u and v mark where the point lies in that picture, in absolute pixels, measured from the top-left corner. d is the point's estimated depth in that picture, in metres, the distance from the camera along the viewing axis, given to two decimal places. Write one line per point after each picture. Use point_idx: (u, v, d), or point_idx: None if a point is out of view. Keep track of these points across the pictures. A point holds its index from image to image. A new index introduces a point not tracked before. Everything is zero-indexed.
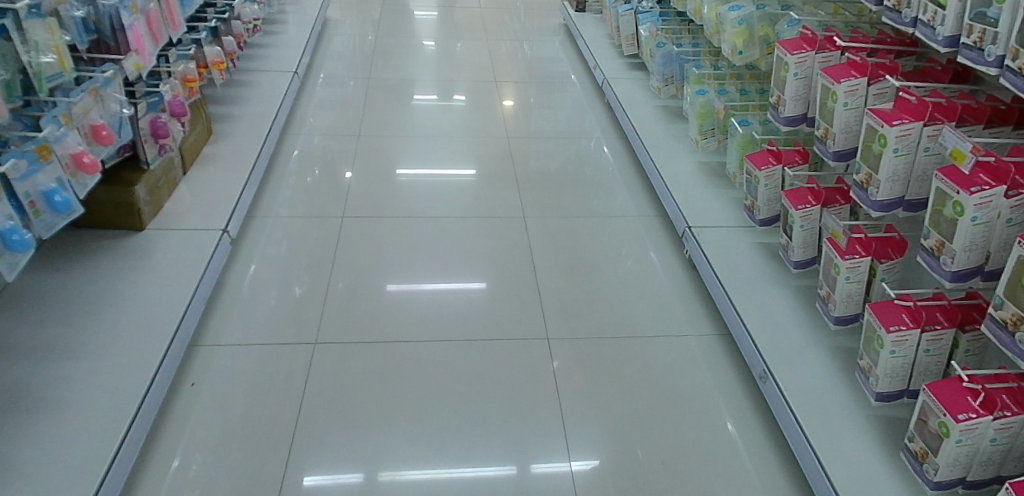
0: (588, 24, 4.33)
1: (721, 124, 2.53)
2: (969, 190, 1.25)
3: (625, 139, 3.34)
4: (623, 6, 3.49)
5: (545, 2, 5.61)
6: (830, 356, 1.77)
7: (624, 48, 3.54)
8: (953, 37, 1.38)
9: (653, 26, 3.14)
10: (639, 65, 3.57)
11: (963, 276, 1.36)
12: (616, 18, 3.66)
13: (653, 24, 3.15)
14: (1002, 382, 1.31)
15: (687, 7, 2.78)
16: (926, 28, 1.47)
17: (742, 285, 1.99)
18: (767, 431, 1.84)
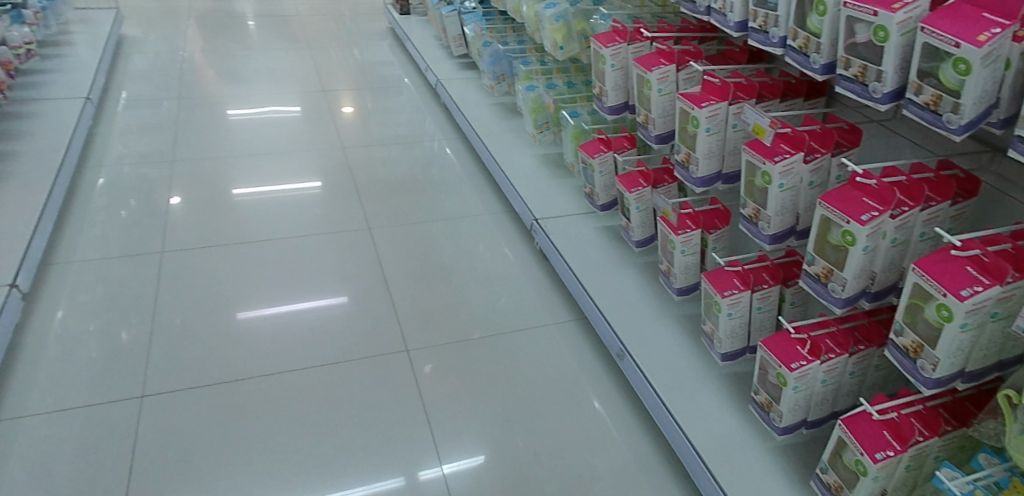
0: (415, 27, 4.29)
1: (554, 117, 2.59)
2: (773, 160, 1.38)
3: (465, 139, 3.34)
4: (446, 8, 3.49)
5: (370, 6, 5.48)
6: (676, 324, 1.88)
7: (453, 48, 3.54)
8: (742, 22, 1.52)
9: (478, 26, 3.16)
10: (469, 64, 3.59)
11: (779, 237, 1.50)
12: (440, 20, 3.65)
13: (476, 24, 3.16)
14: (824, 328, 1.48)
15: (506, 6, 2.82)
16: (719, 16, 1.59)
17: (590, 269, 2.05)
18: (630, 403, 1.92)
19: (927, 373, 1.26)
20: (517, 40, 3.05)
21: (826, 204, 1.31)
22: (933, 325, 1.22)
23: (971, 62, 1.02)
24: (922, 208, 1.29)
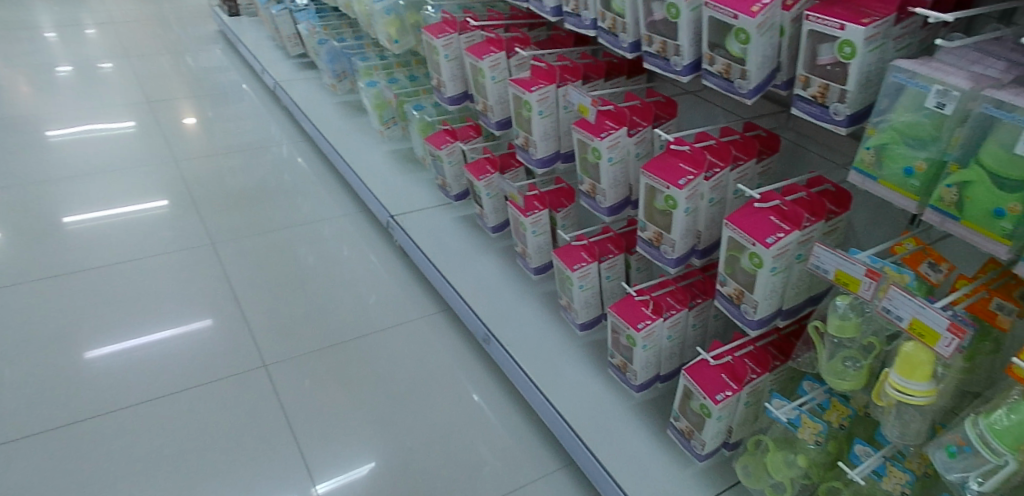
0: (248, 29, 4.09)
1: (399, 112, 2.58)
2: (599, 136, 1.48)
3: (313, 141, 3.24)
4: (276, 8, 3.34)
5: (196, 9, 5.14)
6: (536, 302, 1.95)
7: (289, 48, 3.42)
8: (557, 7, 1.58)
9: (311, 25, 3.07)
10: (309, 63, 3.48)
11: (616, 209, 1.61)
12: (272, 20, 3.51)
13: (310, 22, 3.07)
14: (664, 287, 1.63)
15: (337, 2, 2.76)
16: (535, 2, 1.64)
17: (449, 259, 2.07)
18: (501, 384, 1.97)
19: (751, 316, 1.40)
20: (354, 36, 2.99)
21: (649, 172, 1.42)
22: (749, 271, 1.35)
23: (749, 32, 1.15)
24: (732, 167, 1.43)
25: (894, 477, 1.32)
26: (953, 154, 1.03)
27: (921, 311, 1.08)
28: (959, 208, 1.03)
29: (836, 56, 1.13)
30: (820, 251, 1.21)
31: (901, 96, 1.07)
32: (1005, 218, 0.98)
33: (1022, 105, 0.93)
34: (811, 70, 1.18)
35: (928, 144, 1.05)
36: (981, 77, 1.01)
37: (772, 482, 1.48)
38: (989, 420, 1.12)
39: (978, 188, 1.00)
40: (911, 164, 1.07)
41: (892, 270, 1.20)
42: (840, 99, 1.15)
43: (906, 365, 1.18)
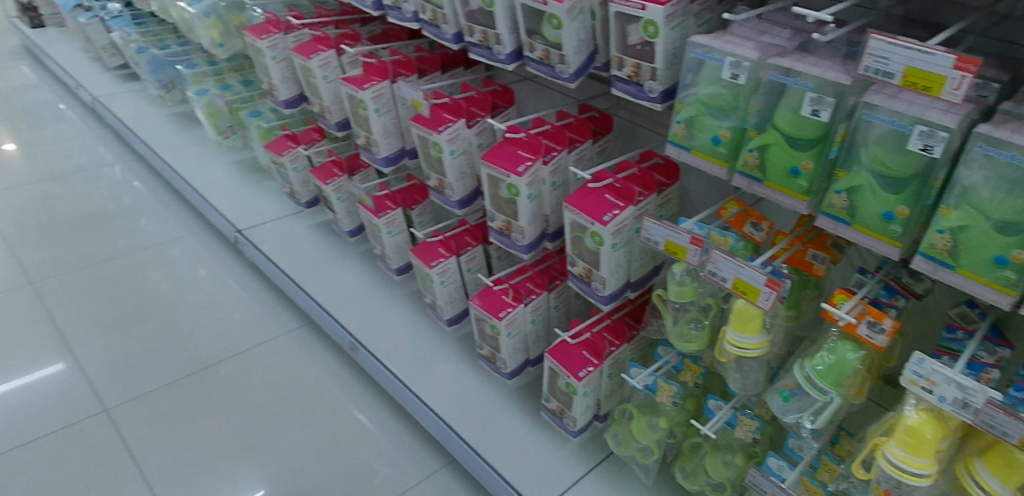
0: (55, 41, 3.74)
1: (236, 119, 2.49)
2: (438, 130, 1.46)
3: (146, 158, 3.01)
4: (84, 16, 3.14)
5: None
6: (400, 301, 1.93)
7: (106, 59, 3.21)
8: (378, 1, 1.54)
9: (126, 32, 2.88)
10: (131, 75, 3.28)
11: (466, 201, 1.60)
12: (83, 30, 3.24)
13: (125, 30, 2.89)
14: (522, 274, 1.66)
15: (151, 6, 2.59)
16: None
17: (305, 268, 2.01)
18: (373, 389, 1.94)
19: (601, 292, 1.45)
20: (177, 42, 2.84)
21: (488, 161, 1.42)
22: (593, 249, 1.39)
23: (560, 17, 1.17)
24: (569, 150, 1.46)
25: (744, 425, 1.41)
26: (751, 121, 1.09)
27: (741, 270, 1.15)
28: (762, 171, 1.10)
29: (642, 36, 1.17)
30: (649, 224, 1.25)
31: (702, 70, 1.12)
32: (801, 176, 1.06)
33: (806, 70, 1.01)
34: (624, 50, 1.22)
35: (729, 113, 1.11)
36: (767, 46, 1.08)
37: (640, 446, 1.56)
38: (813, 363, 1.21)
39: (776, 150, 1.07)
40: (717, 133, 1.12)
41: (716, 234, 1.26)
42: (652, 76, 1.19)
43: (739, 320, 1.25)
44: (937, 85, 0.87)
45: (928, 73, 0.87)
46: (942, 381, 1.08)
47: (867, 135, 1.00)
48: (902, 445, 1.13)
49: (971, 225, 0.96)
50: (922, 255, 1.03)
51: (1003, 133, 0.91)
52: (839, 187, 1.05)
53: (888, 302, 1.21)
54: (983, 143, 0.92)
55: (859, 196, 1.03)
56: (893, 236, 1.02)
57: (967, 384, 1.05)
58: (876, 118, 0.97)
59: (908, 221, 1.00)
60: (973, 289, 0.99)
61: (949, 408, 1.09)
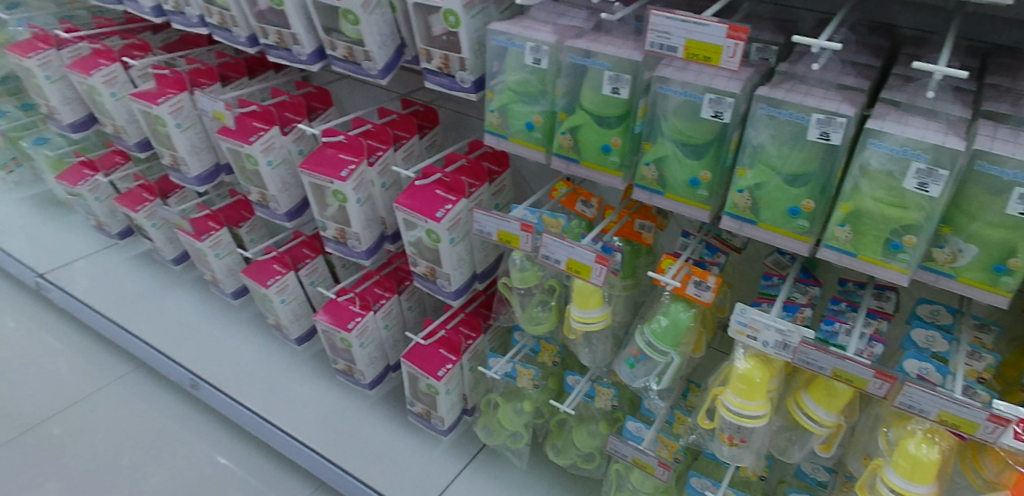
0: None
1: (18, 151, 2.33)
2: (249, 141, 1.35)
3: None
4: None
5: None
6: (236, 323, 1.94)
7: None
8: (157, 7, 1.45)
9: None
10: None
11: (295, 212, 1.52)
12: None
13: None
14: (367, 280, 1.61)
15: None
16: (131, 2, 1.48)
17: (126, 307, 1.97)
18: (220, 421, 1.88)
19: (447, 288, 1.42)
20: None
21: (309, 170, 1.35)
22: (432, 247, 1.36)
23: (355, 12, 1.12)
24: (395, 148, 1.41)
25: (603, 394, 1.46)
26: (560, 104, 1.10)
27: (572, 251, 1.16)
28: (576, 152, 1.11)
29: (445, 26, 1.14)
30: (479, 216, 1.24)
31: (506, 57, 1.11)
32: (612, 152, 1.08)
33: (600, 50, 1.03)
34: (430, 43, 1.19)
35: (538, 98, 1.11)
36: (565, 29, 1.08)
37: (509, 433, 1.58)
38: (651, 328, 1.26)
39: (586, 130, 1.08)
40: (530, 119, 1.12)
41: (548, 217, 1.27)
42: (462, 67, 1.17)
43: (581, 296, 1.27)
44: (715, 55, 0.90)
45: (706, 44, 0.90)
46: (764, 328, 1.15)
47: (664, 107, 1.03)
48: (737, 392, 1.19)
49: (765, 182, 1.01)
50: (728, 215, 1.06)
51: (780, 94, 0.96)
52: (647, 159, 1.07)
53: (711, 261, 1.27)
54: (764, 104, 0.97)
55: (666, 166, 1.07)
56: (701, 200, 1.06)
57: (784, 327, 1.13)
58: (671, 91, 1.01)
59: (712, 185, 1.05)
60: (776, 240, 1.04)
61: (773, 351, 1.16)
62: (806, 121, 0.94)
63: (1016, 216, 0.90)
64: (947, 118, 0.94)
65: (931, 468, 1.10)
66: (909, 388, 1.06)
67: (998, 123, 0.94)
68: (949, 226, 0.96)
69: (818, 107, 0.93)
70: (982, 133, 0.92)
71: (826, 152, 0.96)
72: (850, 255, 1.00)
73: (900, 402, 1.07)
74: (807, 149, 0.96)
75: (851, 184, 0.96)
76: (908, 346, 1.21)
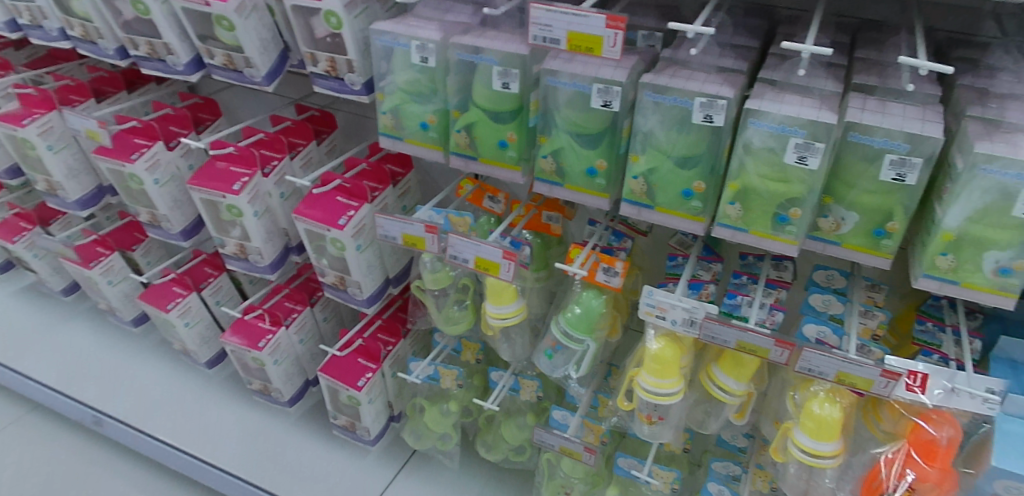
0: None
1: None
2: (130, 159, 1.27)
3: None
4: None
5: None
6: (140, 351, 1.86)
7: None
8: (11, 21, 1.38)
9: None
10: None
11: (191, 231, 1.45)
12: None
13: None
14: (276, 295, 1.57)
15: None
16: None
17: (16, 346, 1.87)
18: (133, 455, 1.78)
19: (359, 296, 1.39)
20: None
21: (198, 186, 1.28)
22: (338, 256, 1.32)
23: (229, 17, 1.07)
24: (291, 156, 1.37)
25: (527, 386, 1.48)
26: (452, 102, 1.08)
27: (478, 249, 1.15)
28: (473, 149, 1.10)
29: (328, 28, 1.11)
30: (382, 220, 1.21)
31: (393, 57, 1.08)
32: (509, 147, 1.07)
33: (486, 46, 1.01)
34: (314, 46, 1.15)
35: (430, 97, 1.09)
36: (451, 25, 1.07)
37: (438, 435, 1.57)
38: (565, 317, 1.27)
39: (481, 127, 1.07)
40: (423, 119, 1.10)
41: (453, 216, 1.26)
42: (349, 69, 1.13)
43: (495, 292, 1.27)
44: (597, 45, 0.90)
45: (587, 36, 0.90)
46: (671, 307, 1.18)
47: (555, 99, 1.03)
48: (651, 372, 1.22)
49: (658, 166, 1.03)
50: (626, 201, 1.08)
51: (663, 80, 0.97)
52: (544, 151, 1.07)
53: (617, 247, 1.29)
54: (650, 91, 0.98)
55: (563, 157, 1.07)
56: (600, 189, 1.07)
57: (689, 305, 1.17)
58: (560, 83, 1.01)
59: (609, 173, 1.06)
60: (673, 222, 1.06)
61: (681, 329, 1.19)
62: (690, 105, 0.96)
63: (889, 182, 0.95)
64: (820, 93, 0.97)
65: (834, 425, 1.15)
66: (808, 354, 1.10)
67: (867, 95, 0.98)
68: (831, 196, 1.00)
69: (700, 91, 0.95)
70: (853, 105, 0.96)
71: (711, 134, 0.99)
72: (742, 231, 1.03)
73: (800, 367, 1.12)
74: (693, 133, 0.99)
75: (737, 163, 0.99)
76: (807, 311, 1.26)
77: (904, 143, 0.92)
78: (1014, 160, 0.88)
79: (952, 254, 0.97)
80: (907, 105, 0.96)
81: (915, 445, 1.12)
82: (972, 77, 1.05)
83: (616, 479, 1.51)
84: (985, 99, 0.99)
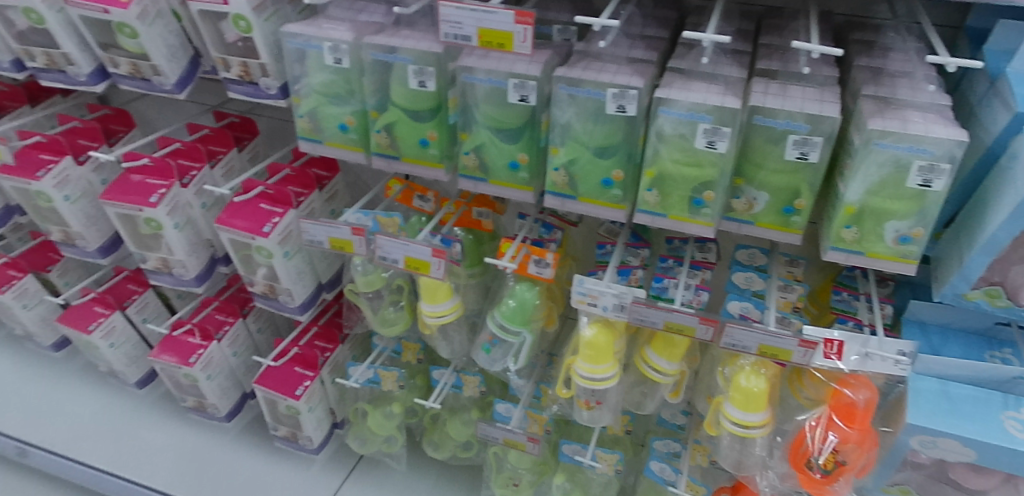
0: None
1: None
2: (36, 176, 1.22)
3: None
4: None
5: None
6: (64, 375, 1.79)
7: None
8: None
9: None
10: None
11: (108, 249, 1.40)
12: None
13: None
14: (206, 308, 1.54)
15: None
16: None
17: None
18: (63, 483, 1.70)
19: (291, 303, 1.37)
20: None
21: (111, 201, 1.23)
22: (266, 264, 1.30)
23: (131, 25, 1.04)
24: (211, 165, 1.33)
25: (470, 383, 1.48)
26: (370, 102, 1.07)
27: (407, 248, 1.15)
28: (395, 149, 1.10)
29: (238, 32, 1.08)
30: (307, 225, 1.19)
31: (306, 59, 1.07)
32: (431, 145, 1.08)
33: (400, 45, 1.01)
34: (225, 51, 1.12)
35: (347, 99, 1.08)
36: (363, 25, 1.06)
37: (383, 438, 1.56)
38: (500, 310, 1.28)
39: (401, 126, 1.07)
40: (342, 120, 1.09)
41: (382, 217, 1.25)
42: (263, 73, 1.11)
43: (429, 290, 1.27)
44: (507, 41, 0.92)
45: (497, 31, 0.91)
46: (601, 294, 1.21)
47: (472, 96, 1.04)
48: (586, 358, 1.25)
49: (577, 157, 1.05)
50: (550, 193, 1.10)
51: (576, 73, 0.99)
52: (465, 148, 1.08)
53: (548, 238, 1.31)
54: (564, 84, 1.00)
55: (485, 153, 1.08)
56: (523, 182, 1.09)
57: (618, 290, 1.20)
58: (476, 79, 1.01)
59: (531, 166, 1.07)
60: (595, 211, 1.09)
61: (612, 314, 1.22)
62: (603, 95, 0.99)
63: (794, 160, 1.00)
64: (725, 80, 1.01)
65: (761, 396, 1.21)
66: (731, 330, 1.14)
67: (770, 79, 1.02)
68: (742, 177, 1.05)
69: (612, 82, 0.98)
70: (756, 90, 1.00)
71: (626, 123, 1.02)
72: (661, 216, 1.06)
73: (724, 343, 1.16)
74: (608, 123, 1.01)
75: (652, 150, 1.02)
76: (731, 289, 1.31)
77: (805, 124, 0.97)
78: (904, 134, 0.93)
79: (856, 226, 1.02)
80: (806, 87, 1.00)
81: (836, 409, 1.18)
82: (868, 57, 1.10)
83: (562, 466, 1.54)
84: (879, 78, 1.04)
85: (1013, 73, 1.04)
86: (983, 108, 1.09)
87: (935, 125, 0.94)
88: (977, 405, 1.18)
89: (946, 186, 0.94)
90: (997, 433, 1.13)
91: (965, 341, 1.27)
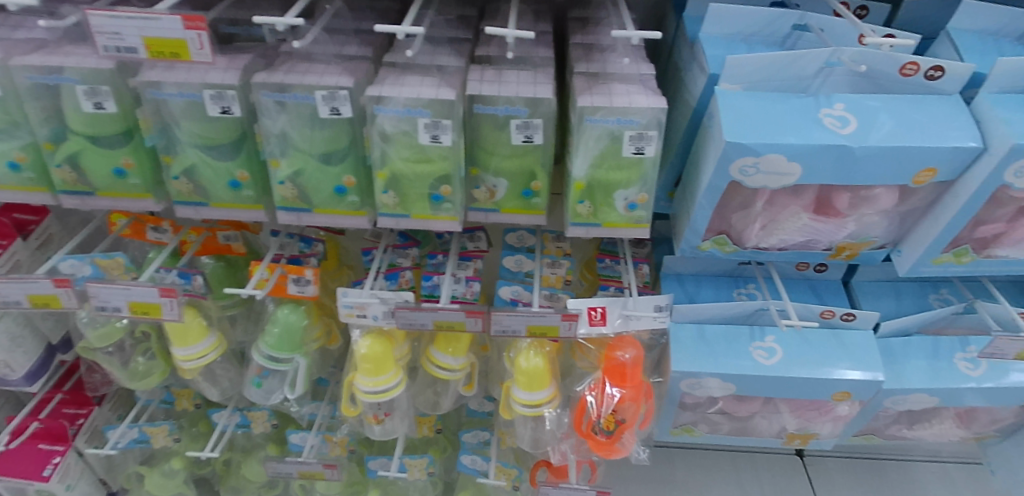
0: None
1: None
2: None
3: None
4: None
5: None
6: None
7: None
8: None
9: None
10: None
11: None
12: None
13: None
14: None
15: None
16: None
17: None
18: None
19: (13, 375, 1.17)
20: None
21: None
22: None
23: None
24: None
25: (257, 419, 1.38)
26: (41, 133, 0.93)
27: (128, 293, 1.02)
28: (85, 183, 0.97)
29: None
30: None
31: None
32: (129, 175, 0.97)
33: (62, 64, 0.87)
34: None
35: (12, 133, 0.94)
36: (17, 44, 0.90)
37: None
38: (266, 340, 1.18)
39: (88, 156, 0.94)
40: (10, 158, 0.95)
41: (102, 259, 1.09)
42: None
43: (177, 333, 1.12)
44: (183, 49, 0.82)
45: (165, 39, 0.81)
46: (367, 304, 1.17)
47: (168, 113, 0.92)
48: (365, 373, 1.18)
49: (303, 167, 0.97)
50: (282, 209, 1.01)
51: (278, 77, 0.91)
52: (173, 172, 0.97)
53: (308, 253, 1.23)
54: (268, 91, 0.91)
55: (197, 175, 0.97)
56: (248, 201, 1.01)
57: (384, 297, 1.17)
58: (165, 95, 0.90)
59: (254, 183, 0.99)
60: (334, 221, 1.03)
61: (384, 322, 1.18)
62: (312, 99, 0.91)
63: (521, 144, 1.00)
64: (441, 71, 0.99)
65: (541, 373, 1.22)
66: (498, 317, 1.14)
67: (486, 66, 1.01)
68: (477, 167, 1.04)
69: (319, 83, 0.90)
70: (473, 78, 0.98)
71: (348, 129, 0.95)
72: (404, 217, 1.02)
73: (495, 330, 1.15)
74: (327, 129, 0.94)
75: (379, 152, 0.96)
76: (504, 274, 1.32)
77: (524, 107, 0.97)
78: (611, 108, 0.96)
79: (588, 200, 1.05)
80: (521, 71, 1.01)
81: (609, 371, 1.24)
82: (582, 34, 1.12)
83: (374, 481, 1.48)
84: (590, 54, 1.08)
85: (705, 37, 1.11)
86: (688, 73, 1.15)
87: (637, 96, 0.98)
88: (729, 341, 1.27)
89: (657, 150, 1.00)
90: (748, 364, 1.23)
91: (716, 284, 1.38)
